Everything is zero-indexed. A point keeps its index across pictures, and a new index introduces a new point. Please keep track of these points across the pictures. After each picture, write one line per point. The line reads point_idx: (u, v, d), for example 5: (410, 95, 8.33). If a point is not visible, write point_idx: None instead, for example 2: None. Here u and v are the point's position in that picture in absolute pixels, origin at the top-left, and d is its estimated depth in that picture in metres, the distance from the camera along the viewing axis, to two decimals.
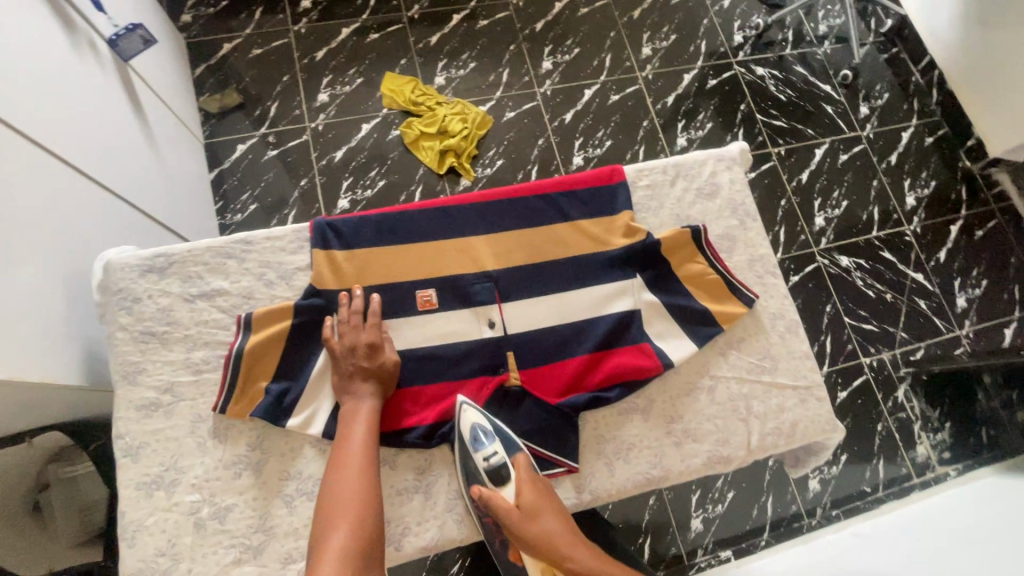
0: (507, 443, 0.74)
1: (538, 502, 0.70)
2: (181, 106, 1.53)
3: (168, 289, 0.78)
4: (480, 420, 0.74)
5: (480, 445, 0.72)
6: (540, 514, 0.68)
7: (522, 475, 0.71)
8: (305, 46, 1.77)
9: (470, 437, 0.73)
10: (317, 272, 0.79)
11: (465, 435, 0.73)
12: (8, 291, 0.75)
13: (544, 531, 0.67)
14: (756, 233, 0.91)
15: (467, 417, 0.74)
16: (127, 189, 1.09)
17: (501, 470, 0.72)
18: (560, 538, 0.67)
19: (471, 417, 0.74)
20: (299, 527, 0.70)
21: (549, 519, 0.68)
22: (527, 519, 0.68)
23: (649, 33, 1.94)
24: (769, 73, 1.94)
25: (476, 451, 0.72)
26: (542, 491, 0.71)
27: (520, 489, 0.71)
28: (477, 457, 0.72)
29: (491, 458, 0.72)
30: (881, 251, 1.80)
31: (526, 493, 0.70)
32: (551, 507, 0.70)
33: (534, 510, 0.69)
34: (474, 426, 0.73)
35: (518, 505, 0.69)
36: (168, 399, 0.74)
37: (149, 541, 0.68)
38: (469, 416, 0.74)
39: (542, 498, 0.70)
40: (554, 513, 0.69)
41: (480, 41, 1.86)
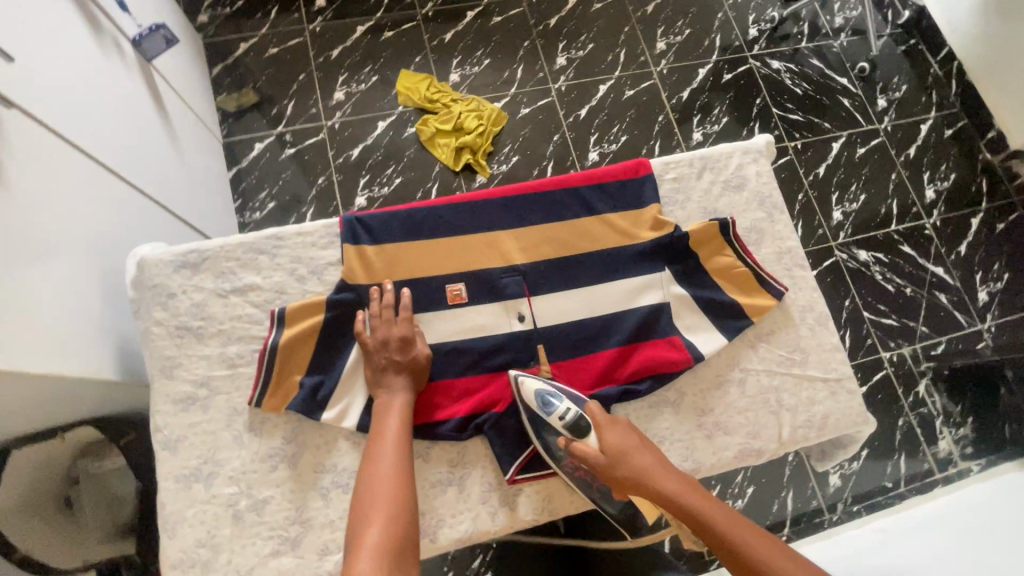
0: (573, 397, 0.76)
1: (625, 440, 0.71)
2: (200, 106, 1.54)
3: (202, 284, 0.79)
4: (544, 386, 0.75)
5: (552, 406, 0.73)
6: (630, 453, 0.70)
7: (599, 420, 0.73)
8: (320, 45, 1.78)
9: (539, 403, 0.74)
10: (348, 267, 0.79)
11: (532, 403, 0.74)
12: (42, 287, 0.76)
13: (635, 469, 0.70)
14: (783, 225, 0.91)
15: (528, 389, 0.74)
16: (153, 188, 1.10)
17: (580, 423, 0.73)
18: (652, 472, 0.69)
19: (534, 386, 0.74)
20: (336, 519, 0.71)
21: (642, 456, 0.71)
22: (616, 460, 0.70)
23: (663, 27, 1.93)
24: (784, 67, 1.93)
25: (549, 414, 0.73)
26: (624, 431, 0.73)
27: (602, 433, 0.72)
28: (552, 419, 0.73)
29: (566, 415, 0.73)
30: (901, 245, 1.78)
31: (609, 436, 0.72)
32: (638, 441, 0.72)
33: (621, 448, 0.71)
34: (538, 392, 0.74)
35: (607, 451, 0.71)
36: (204, 393, 0.75)
37: (189, 532, 0.69)
38: (531, 386, 0.75)
39: (626, 437, 0.72)
40: (645, 450, 0.71)
41: (493, 37, 1.85)
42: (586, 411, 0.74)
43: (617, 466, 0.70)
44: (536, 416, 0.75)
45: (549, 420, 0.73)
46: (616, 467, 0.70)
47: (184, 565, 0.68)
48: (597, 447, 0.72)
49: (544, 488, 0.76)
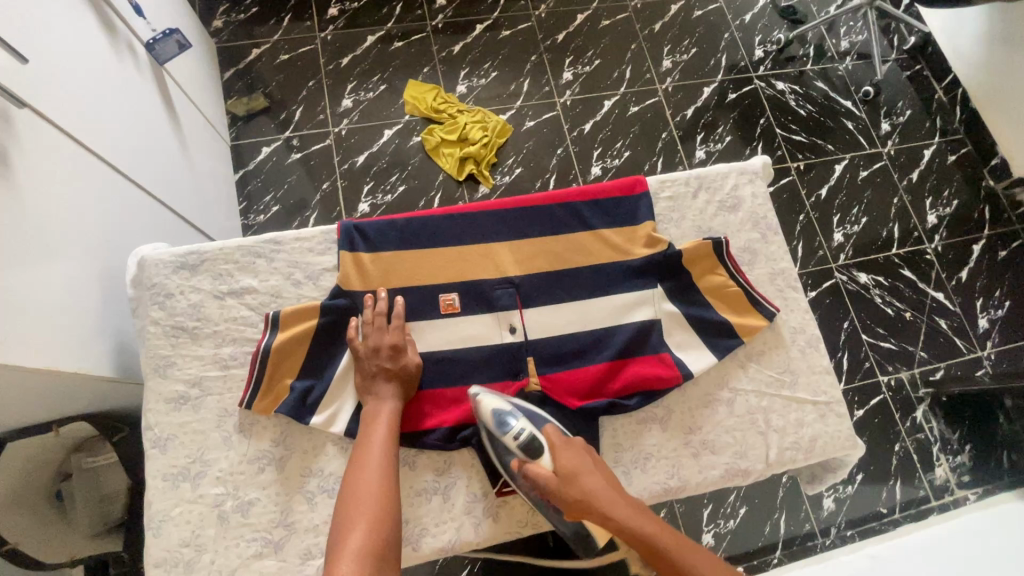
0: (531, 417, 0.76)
1: (578, 463, 0.71)
2: (210, 109, 1.57)
3: (199, 285, 0.80)
4: (500, 405, 0.74)
5: (508, 424, 0.73)
6: (581, 475, 0.70)
7: (555, 441, 0.73)
8: (331, 52, 1.81)
9: (495, 422, 0.73)
10: (343, 273, 0.80)
11: (488, 422, 0.73)
12: (42, 283, 0.77)
13: (588, 492, 0.69)
14: (777, 246, 0.91)
15: (484, 406, 0.74)
16: (159, 190, 1.12)
17: (534, 442, 0.72)
18: (602, 494, 0.69)
19: (490, 404, 0.74)
20: (320, 523, 0.71)
21: (591, 478, 0.70)
22: (568, 482, 0.69)
23: (670, 46, 1.95)
24: (789, 88, 1.95)
25: (504, 433, 0.72)
26: (578, 450, 0.73)
27: (556, 453, 0.72)
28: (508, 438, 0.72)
29: (520, 436, 0.72)
30: (901, 268, 1.78)
31: (562, 456, 0.71)
32: (588, 462, 0.72)
33: (579, 469, 0.70)
34: (496, 412, 0.73)
35: (563, 473, 0.70)
36: (196, 393, 0.76)
37: (174, 531, 0.70)
38: (489, 404, 0.74)
39: (577, 459, 0.72)
40: (594, 471, 0.71)
41: (502, 51, 1.88)
42: (542, 433, 0.74)
43: (571, 490, 0.69)
44: (493, 436, 0.74)
45: (503, 440, 0.72)
46: (568, 491, 0.69)
47: (168, 564, 0.68)
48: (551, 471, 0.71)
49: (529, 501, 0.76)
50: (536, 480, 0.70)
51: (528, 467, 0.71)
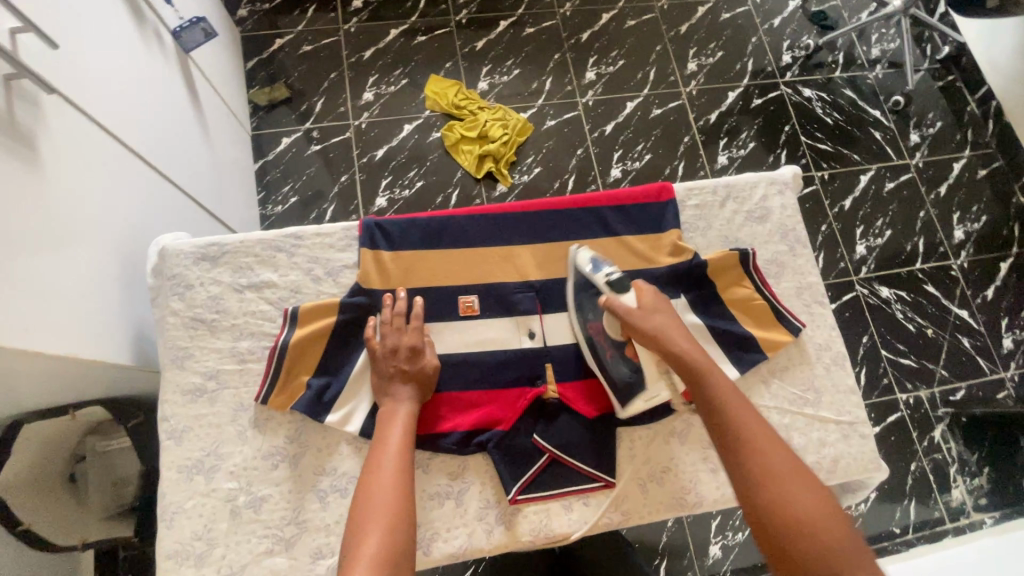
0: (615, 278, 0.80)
1: (660, 308, 0.75)
2: (234, 100, 1.57)
3: (219, 277, 0.80)
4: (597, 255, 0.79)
5: (600, 269, 0.77)
6: (658, 312, 0.74)
7: (644, 291, 0.76)
8: (354, 45, 1.81)
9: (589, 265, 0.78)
10: (364, 271, 0.80)
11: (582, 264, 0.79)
12: (65, 271, 0.78)
13: (665, 331, 0.72)
14: (805, 260, 0.89)
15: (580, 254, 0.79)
16: (180, 178, 1.12)
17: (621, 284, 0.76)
18: (671, 333, 0.72)
19: (587, 252, 0.79)
20: (331, 523, 0.71)
21: (664, 318, 0.74)
22: (648, 315, 0.73)
23: (695, 48, 1.92)
24: (816, 95, 1.91)
25: (595, 273, 0.77)
26: (664, 309, 0.75)
27: (640, 295, 0.75)
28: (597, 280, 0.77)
29: (610, 277, 0.76)
30: (925, 284, 1.74)
31: (647, 297, 0.75)
32: (673, 320, 0.74)
33: (661, 315, 0.74)
34: (592, 258, 0.79)
35: (647, 313, 0.74)
36: (213, 385, 0.75)
37: (187, 524, 0.69)
38: (585, 254, 0.79)
39: (659, 302, 0.75)
40: (668, 314, 0.75)
41: (525, 48, 1.86)
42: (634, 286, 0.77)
43: (649, 324, 0.73)
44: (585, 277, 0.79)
45: (594, 279, 0.77)
46: (644, 323, 0.73)
47: (180, 557, 0.68)
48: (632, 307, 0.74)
49: (543, 510, 0.74)
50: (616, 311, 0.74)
51: (612, 300, 0.75)
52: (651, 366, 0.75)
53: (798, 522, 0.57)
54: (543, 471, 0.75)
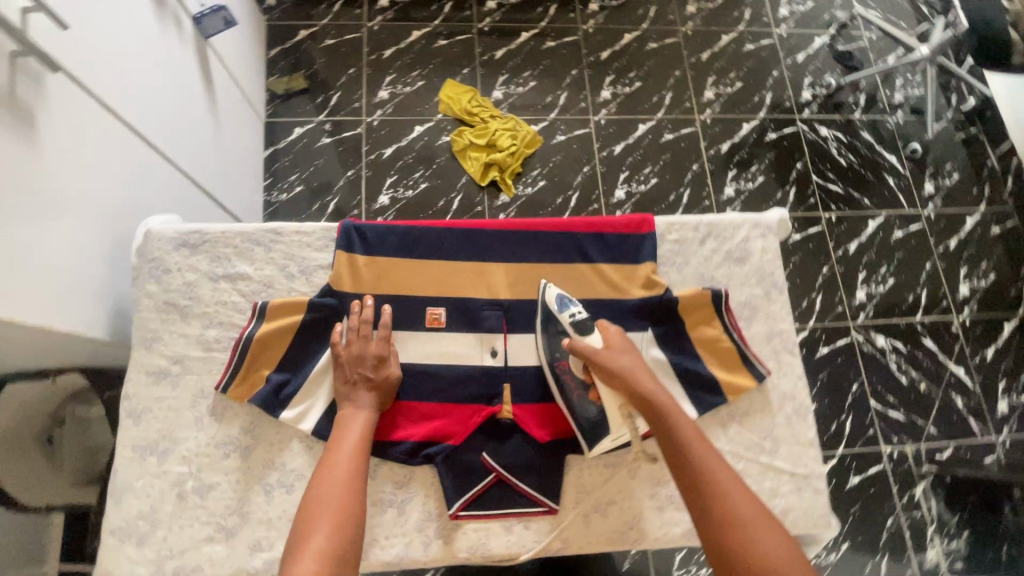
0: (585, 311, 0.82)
1: (627, 349, 0.76)
2: (250, 86, 1.61)
3: (196, 265, 0.82)
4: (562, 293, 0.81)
5: (565, 306, 0.78)
6: (623, 352, 0.75)
7: (611, 335, 0.76)
8: (376, 43, 1.84)
9: (556, 303, 0.79)
10: (336, 273, 0.81)
11: (549, 301, 0.80)
12: (52, 243, 0.80)
13: (629, 369, 0.73)
14: (780, 306, 0.88)
15: (549, 290, 0.81)
16: (181, 159, 1.14)
17: (585, 325, 0.77)
18: (634, 371, 0.72)
19: (553, 289, 0.81)
20: (274, 517, 0.72)
21: (628, 357, 0.74)
22: (615, 355, 0.74)
23: (715, 77, 1.92)
24: (833, 135, 1.89)
25: (561, 311, 0.78)
26: (629, 351, 0.75)
27: (606, 335, 0.77)
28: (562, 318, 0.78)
29: (575, 316, 0.77)
30: (923, 337, 1.71)
31: (612, 337, 0.76)
32: (638, 361, 0.74)
33: (628, 354, 0.74)
34: (558, 296, 0.80)
35: (615, 352, 0.74)
36: (176, 369, 0.77)
37: (134, 502, 0.71)
38: (552, 290, 0.81)
39: (623, 342, 0.76)
40: (631, 353, 0.75)
41: (543, 61, 1.88)
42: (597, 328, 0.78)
43: (617, 364, 0.73)
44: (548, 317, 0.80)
45: (559, 318, 0.78)
46: (612, 362, 0.73)
47: (123, 534, 0.70)
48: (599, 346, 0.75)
49: (483, 529, 0.75)
50: (578, 351, 0.75)
51: (576, 342, 0.75)
52: (615, 410, 0.74)
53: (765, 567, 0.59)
54: (488, 489, 0.76)
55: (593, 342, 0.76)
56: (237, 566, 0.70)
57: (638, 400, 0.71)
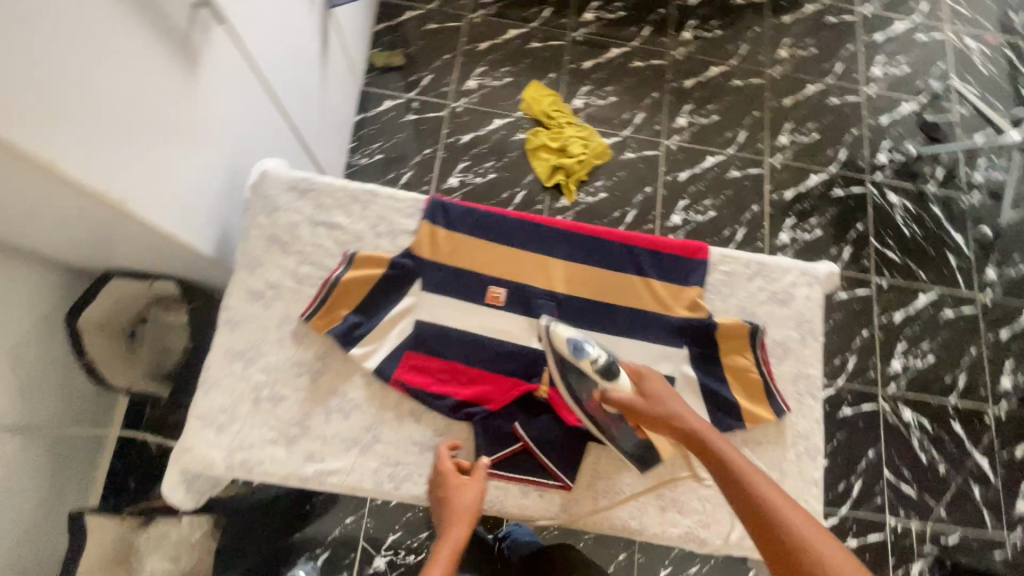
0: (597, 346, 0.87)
1: (652, 377, 0.83)
2: (356, 56, 1.74)
3: (302, 209, 0.93)
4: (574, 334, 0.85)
5: (583, 350, 0.83)
6: (647, 381, 0.82)
7: (633, 372, 0.84)
8: (474, 34, 1.95)
9: (572, 349, 0.84)
10: (418, 240, 0.92)
11: (565, 348, 0.84)
12: (190, 167, 0.93)
13: (656, 394, 0.81)
14: (812, 351, 0.94)
15: (560, 337, 0.85)
16: (292, 112, 1.27)
17: (609, 366, 0.83)
18: (660, 394, 0.80)
19: (567, 333, 0.85)
20: (329, 436, 0.83)
21: (654, 381, 0.82)
22: (641, 385, 0.82)
23: (792, 123, 1.94)
24: (901, 202, 1.89)
25: (581, 358, 0.83)
26: (653, 379, 0.82)
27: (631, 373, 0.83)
28: (584, 364, 0.83)
29: (596, 361, 0.82)
30: (952, 420, 1.70)
31: (638, 375, 0.83)
32: (665, 387, 0.82)
33: (655, 381, 0.82)
34: (572, 340, 0.84)
35: (644, 382, 0.82)
36: (270, 293, 0.89)
37: (218, 396, 0.83)
38: (563, 334, 0.85)
39: (646, 374, 0.83)
40: (657, 378, 0.83)
41: (627, 79, 1.95)
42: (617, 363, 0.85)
43: (648, 394, 0.81)
44: (565, 361, 0.85)
45: (581, 364, 0.83)
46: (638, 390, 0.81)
47: (205, 420, 0.82)
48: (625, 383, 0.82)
49: (503, 488, 0.84)
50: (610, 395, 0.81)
51: (606, 387, 0.82)
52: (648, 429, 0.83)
53: (804, 549, 0.64)
54: (514, 455, 0.85)
55: (620, 382, 0.82)
56: (293, 469, 0.82)
57: (670, 425, 0.78)
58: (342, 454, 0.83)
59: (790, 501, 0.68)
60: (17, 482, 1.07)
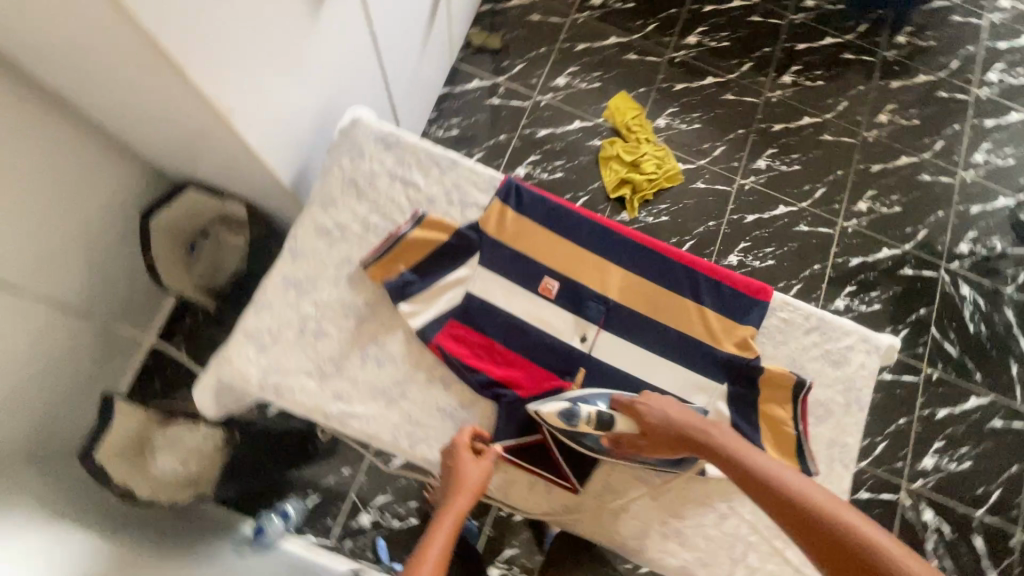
0: (589, 401, 0.83)
1: (652, 399, 0.83)
2: (456, 30, 1.77)
3: (383, 161, 0.96)
4: (559, 403, 0.81)
5: (576, 415, 0.80)
6: (648, 403, 0.81)
7: (628, 405, 0.82)
8: (574, 34, 1.95)
9: (566, 419, 0.80)
10: (486, 215, 0.92)
11: (559, 422, 0.80)
12: (292, 99, 0.97)
13: (663, 416, 0.80)
14: (854, 420, 0.90)
15: (550, 414, 0.81)
16: (389, 71, 1.31)
17: (604, 416, 0.81)
18: (666, 415, 0.80)
19: (557, 404, 0.81)
20: (360, 381, 0.85)
21: (656, 401, 0.82)
22: (643, 412, 0.81)
23: (876, 191, 1.87)
24: (972, 297, 1.79)
25: (578, 424, 0.80)
26: (652, 400, 0.82)
27: (627, 407, 0.82)
28: (583, 426, 0.80)
29: (593, 416, 0.80)
30: (974, 534, 1.61)
31: (635, 407, 0.81)
32: (665, 402, 0.82)
33: (648, 408, 0.81)
34: (560, 411, 0.80)
35: (643, 417, 0.80)
36: (336, 233, 0.92)
37: (266, 318, 0.86)
38: (552, 407, 0.81)
39: (644, 397, 0.82)
40: (658, 398, 0.83)
41: (715, 110, 1.91)
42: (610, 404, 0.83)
43: (656, 426, 0.80)
44: (569, 431, 0.81)
45: (581, 428, 0.80)
46: (644, 416, 0.80)
47: (249, 336, 0.85)
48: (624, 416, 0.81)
49: (512, 474, 0.85)
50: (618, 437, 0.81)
51: (609, 432, 0.81)
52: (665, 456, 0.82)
53: (846, 528, 0.66)
54: (530, 445, 0.85)
55: (621, 424, 0.81)
56: (319, 404, 0.84)
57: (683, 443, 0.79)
58: (368, 401, 0.85)
59: (816, 488, 0.72)
60: (64, 354, 1.14)
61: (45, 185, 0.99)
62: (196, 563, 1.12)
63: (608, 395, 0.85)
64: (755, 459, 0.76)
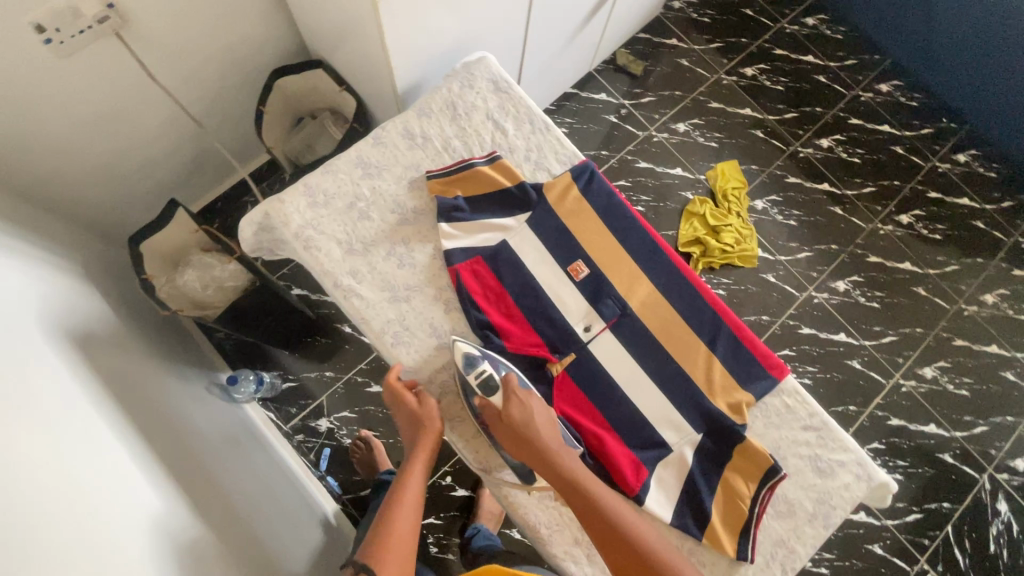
0: (494, 362, 0.85)
1: (530, 400, 0.83)
2: (607, 43, 1.82)
3: (487, 101, 1.03)
4: (466, 349, 0.84)
5: (472, 366, 0.83)
6: (523, 403, 0.82)
7: (512, 390, 0.82)
8: (713, 92, 1.97)
9: (462, 364, 0.84)
10: (553, 182, 0.96)
11: (458, 365, 0.84)
12: (439, 24, 1.05)
13: (531, 422, 0.81)
14: (814, 534, 0.85)
15: (456, 352, 0.84)
16: (532, 43, 1.38)
17: (489, 382, 0.82)
18: (535, 421, 0.81)
19: (463, 347, 0.84)
20: (378, 271, 0.92)
21: (533, 404, 0.83)
22: (514, 410, 0.81)
23: (948, 365, 1.74)
24: (1007, 518, 1.62)
25: (468, 374, 0.83)
26: (531, 402, 0.82)
27: (507, 396, 0.82)
28: (469, 379, 0.83)
29: (481, 377, 0.83)
30: None
31: (513, 399, 0.82)
32: (539, 409, 0.83)
33: (523, 405, 0.82)
34: (465, 355, 0.84)
35: (513, 409, 0.81)
36: (418, 144, 0.99)
37: (327, 183, 0.94)
38: (461, 350, 0.84)
39: (526, 397, 0.83)
40: (535, 402, 0.83)
41: (818, 217, 1.86)
42: (501, 378, 0.84)
43: (518, 422, 0.81)
44: (461, 377, 0.85)
45: (468, 380, 0.83)
46: (512, 413, 0.81)
47: (306, 191, 0.93)
48: (500, 402, 0.82)
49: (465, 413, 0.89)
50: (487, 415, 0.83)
51: (483, 402, 0.83)
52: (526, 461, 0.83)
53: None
54: None
55: (496, 403, 0.82)
56: (336, 272, 0.90)
57: (540, 456, 0.80)
58: (376, 291, 0.91)
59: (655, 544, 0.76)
60: (158, 156, 1.28)
61: (218, 21, 1.13)
62: (171, 375, 1.21)
63: (510, 369, 0.86)
64: (607, 497, 0.79)
